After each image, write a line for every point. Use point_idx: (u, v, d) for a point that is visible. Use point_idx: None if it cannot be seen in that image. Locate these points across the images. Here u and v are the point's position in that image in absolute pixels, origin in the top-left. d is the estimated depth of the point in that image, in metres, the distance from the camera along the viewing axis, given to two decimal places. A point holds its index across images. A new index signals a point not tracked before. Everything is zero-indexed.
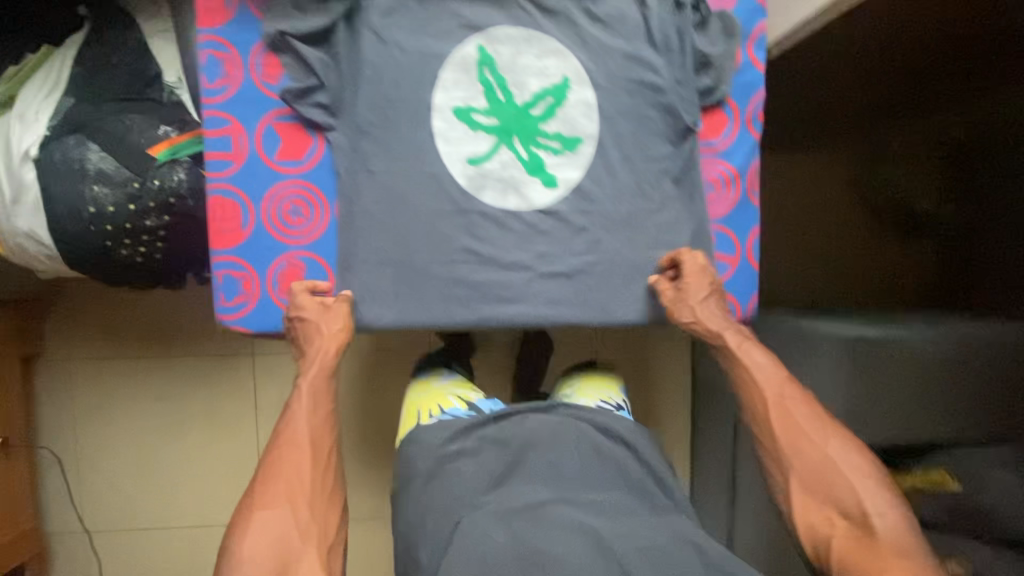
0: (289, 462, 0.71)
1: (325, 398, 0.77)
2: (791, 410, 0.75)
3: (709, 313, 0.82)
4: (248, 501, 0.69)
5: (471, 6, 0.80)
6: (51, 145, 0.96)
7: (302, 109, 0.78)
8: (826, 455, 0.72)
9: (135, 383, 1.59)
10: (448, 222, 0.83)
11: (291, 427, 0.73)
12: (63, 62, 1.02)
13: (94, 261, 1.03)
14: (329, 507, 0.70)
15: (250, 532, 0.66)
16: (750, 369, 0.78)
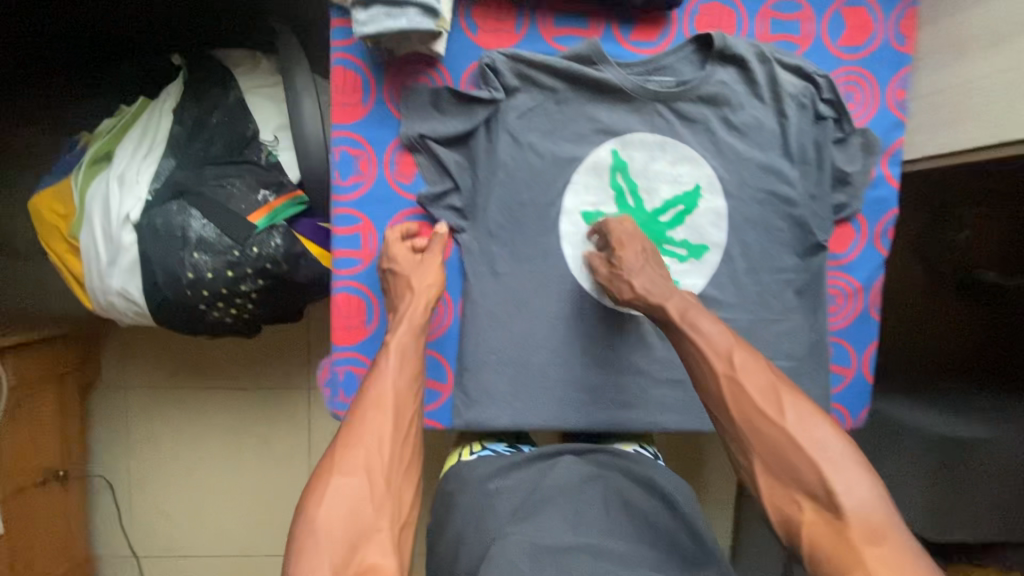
0: (372, 423, 0.62)
1: (412, 361, 0.70)
2: (743, 383, 0.63)
3: (654, 283, 0.73)
4: (323, 464, 0.59)
5: (608, 110, 0.78)
6: (153, 211, 0.94)
7: (436, 211, 0.78)
8: (775, 434, 0.59)
9: (189, 413, 1.45)
10: (568, 325, 0.82)
11: (376, 387, 0.65)
12: (160, 118, 1.00)
13: (186, 320, 1.03)
14: (408, 480, 0.61)
15: (327, 496, 0.56)
16: (697, 338, 0.67)
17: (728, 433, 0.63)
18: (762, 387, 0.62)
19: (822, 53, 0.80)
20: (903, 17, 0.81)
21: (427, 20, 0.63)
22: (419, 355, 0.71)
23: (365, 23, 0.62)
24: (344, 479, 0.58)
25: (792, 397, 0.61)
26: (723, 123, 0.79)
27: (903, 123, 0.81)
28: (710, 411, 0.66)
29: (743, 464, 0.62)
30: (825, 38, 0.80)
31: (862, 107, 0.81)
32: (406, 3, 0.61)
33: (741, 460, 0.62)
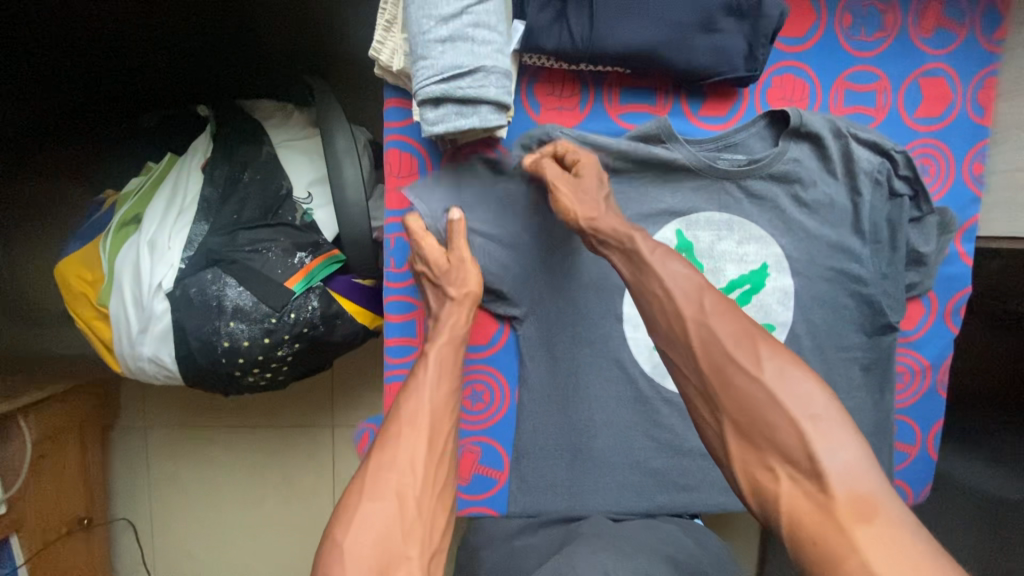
0: (407, 442, 0.58)
1: (451, 372, 0.66)
2: (713, 329, 0.56)
3: (608, 216, 0.66)
4: (353, 486, 0.56)
5: (674, 189, 0.74)
6: (187, 279, 0.90)
7: (491, 303, 0.75)
8: (743, 387, 0.52)
9: (218, 453, 1.37)
10: (629, 408, 0.78)
11: (414, 402, 0.61)
12: (190, 177, 0.95)
13: (219, 384, 0.98)
14: (440, 506, 0.58)
15: (356, 523, 0.53)
16: (666, 280, 0.60)
17: (696, 392, 0.56)
18: (734, 334, 0.55)
19: (896, 125, 0.77)
20: (982, 88, 0.77)
21: (499, 117, 0.59)
22: (457, 366, 0.66)
23: (435, 123, 0.58)
24: (373, 505, 0.54)
25: (768, 346, 0.54)
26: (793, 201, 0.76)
27: (980, 198, 0.78)
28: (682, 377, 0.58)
29: (711, 423, 0.55)
30: (901, 110, 0.76)
31: (937, 182, 0.78)
32: (479, 102, 0.57)
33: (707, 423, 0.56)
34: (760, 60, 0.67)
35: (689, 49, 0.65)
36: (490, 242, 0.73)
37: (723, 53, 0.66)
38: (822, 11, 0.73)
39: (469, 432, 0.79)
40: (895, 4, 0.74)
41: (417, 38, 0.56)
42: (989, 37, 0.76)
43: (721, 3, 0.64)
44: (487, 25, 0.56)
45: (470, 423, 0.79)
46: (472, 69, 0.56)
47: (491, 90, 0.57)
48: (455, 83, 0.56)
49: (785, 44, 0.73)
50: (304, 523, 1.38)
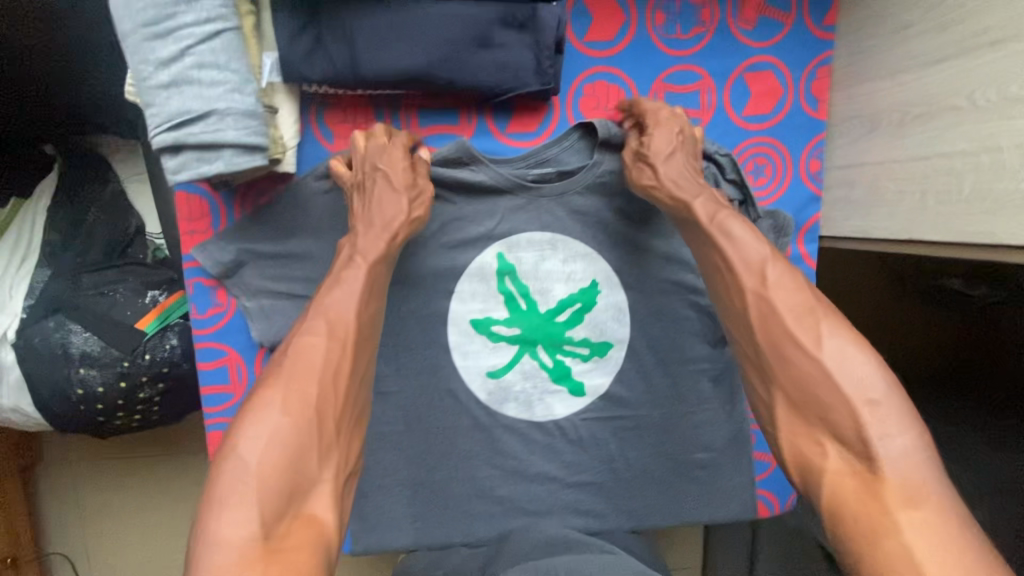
0: (325, 353, 0.52)
1: (380, 291, 0.59)
2: (773, 301, 0.55)
3: (676, 174, 0.64)
4: (254, 393, 0.50)
5: (489, 210, 0.71)
6: (29, 329, 0.87)
7: None
8: (798, 366, 0.52)
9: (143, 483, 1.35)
10: (468, 437, 0.76)
11: (335, 305, 0.55)
12: (33, 221, 0.92)
13: (86, 429, 0.96)
14: (354, 431, 0.54)
15: (258, 434, 0.47)
16: (729, 247, 0.59)
17: (751, 369, 0.56)
18: (790, 311, 0.54)
19: (724, 125, 0.73)
20: (816, 77, 0.72)
21: (249, 157, 0.56)
22: (380, 281, 0.59)
23: (177, 172, 0.54)
24: (284, 419, 0.48)
25: (833, 325, 0.52)
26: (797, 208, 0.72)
27: (819, 196, 0.74)
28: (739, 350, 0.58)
29: (765, 401, 0.55)
30: (728, 108, 0.72)
31: (773, 181, 0.74)
32: (219, 146, 0.54)
33: (761, 398, 0.55)
34: (550, 73, 0.63)
35: (468, 66, 0.61)
36: (295, 282, 0.69)
37: (508, 67, 0.62)
38: (630, 11, 0.69)
39: None
40: None
41: (141, 83, 0.52)
42: (819, 24, 0.71)
43: (494, 15, 0.60)
44: (214, 65, 0.53)
45: None
46: (201, 114, 0.52)
47: (229, 132, 0.54)
48: (186, 129, 0.53)
49: (593, 49, 0.69)
50: None
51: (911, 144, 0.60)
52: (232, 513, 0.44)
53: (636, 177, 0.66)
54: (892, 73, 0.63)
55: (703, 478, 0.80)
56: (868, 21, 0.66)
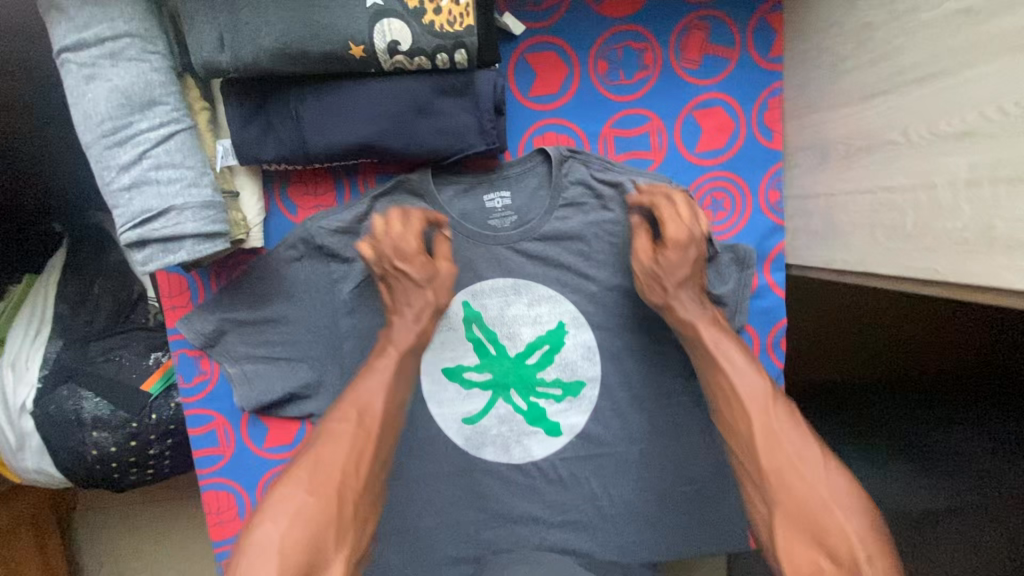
0: (352, 444, 0.59)
1: (402, 385, 0.65)
2: (769, 409, 0.59)
3: (685, 302, 0.67)
4: (283, 477, 0.57)
5: (451, 261, 0.73)
6: (45, 398, 0.94)
7: (281, 408, 0.74)
8: (774, 467, 0.56)
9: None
10: (450, 483, 0.78)
11: (366, 401, 0.62)
12: (44, 295, 0.99)
13: (105, 485, 1.02)
14: (370, 517, 0.59)
15: (285, 515, 0.54)
16: (729, 373, 0.62)
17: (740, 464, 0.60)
18: (780, 416, 0.58)
19: (678, 163, 0.74)
20: (767, 109, 0.72)
21: (210, 244, 0.60)
22: (406, 378, 0.66)
23: (145, 263, 0.59)
24: (309, 497, 0.56)
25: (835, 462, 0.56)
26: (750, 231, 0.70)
27: (781, 226, 0.74)
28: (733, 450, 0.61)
29: (760, 510, 0.57)
30: (680, 147, 0.73)
31: (733, 216, 0.74)
32: (181, 237, 0.58)
33: (749, 494, 0.59)
34: (493, 134, 0.65)
35: (413, 134, 0.64)
36: (274, 345, 0.73)
37: (451, 131, 0.64)
38: (573, 63, 0.71)
39: None
40: (653, 41, 0.71)
41: (105, 186, 0.57)
42: (766, 55, 0.71)
43: (431, 85, 0.62)
44: (170, 164, 0.57)
45: None
46: (161, 210, 0.56)
47: (188, 224, 0.58)
48: (150, 226, 0.57)
49: (538, 103, 0.71)
50: None
51: (857, 176, 0.60)
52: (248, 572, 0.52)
53: (649, 295, 0.68)
54: (836, 105, 0.62)
55: (691, 512, 0.79)
56: (811, 52, 0.66)
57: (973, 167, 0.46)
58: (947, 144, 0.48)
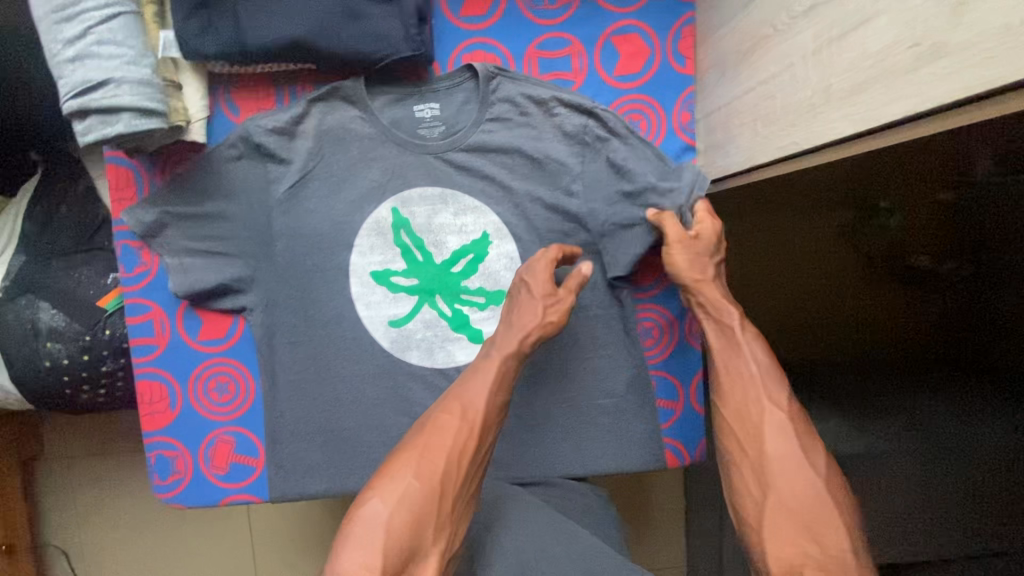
0: (459, 432, 0.64)
1: (505, 385, 0.70)
2: (789, 421, 0.61)
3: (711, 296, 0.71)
4: (399, 458, 0.63)
5: (381, 167, 0.78)
6: (5, 307, 0.98)
7: (215, 303, 0.78)
8: (776, 455, 0.60)
9: (130, 474, 1.49)
10: (374, 385, 0.80)
11: (471, 399, 0.67)
12: (15, 215, 1.05)
13: (58, 403, 1.06)
14: (466, 509, 0.64)
15: (395, 496, 0.61)
16: (751, 360, 0.66)
17: (728, 439, 0.63)
18: (786, 419, 0.62)
19: (598, 85, 0.79)
20: (681, 37, 0.78)
21: (147, 121, 0.65)
22: (512, 376, 0.71)
23: (84, 133, 0.64)
24: (415, 481, 0.61)
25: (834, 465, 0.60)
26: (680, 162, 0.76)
27: (692, 145, 0.79)
28: (728, 415, 0.64)
29: (752, 498, 0.60)
30: (599, 69, 0.78)
31: (649, 136, 0.79)
32: (118, 110, 0.63)
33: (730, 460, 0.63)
34: (418, 41, 0.71)
35: (344, 36, 0.70)
36: (211, 239, 0.77)
37: (379, 36, 0.70)
38: None
39: (221, 423, 0.81)
40: None
41: (53, 60, 0.62)
42: None
43: None
44: (112, 41, 0.63)
45: (220, 415, 0.81)
46: (100, 82, 0.62)
47: (125, 98, 0.63)
48: (89, 96, 0.62)
49: (467, 23, 0.77)
50: (219, 558, 1.48)
51: (744, 78, 0.65)
52: (355, 554, 0.58)
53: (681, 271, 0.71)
54: (729, 18, 0.68)
55: (608, 425, 0.81)
56: None
57: (816, 37, 0.51)
58: (798, 23, 0.53)
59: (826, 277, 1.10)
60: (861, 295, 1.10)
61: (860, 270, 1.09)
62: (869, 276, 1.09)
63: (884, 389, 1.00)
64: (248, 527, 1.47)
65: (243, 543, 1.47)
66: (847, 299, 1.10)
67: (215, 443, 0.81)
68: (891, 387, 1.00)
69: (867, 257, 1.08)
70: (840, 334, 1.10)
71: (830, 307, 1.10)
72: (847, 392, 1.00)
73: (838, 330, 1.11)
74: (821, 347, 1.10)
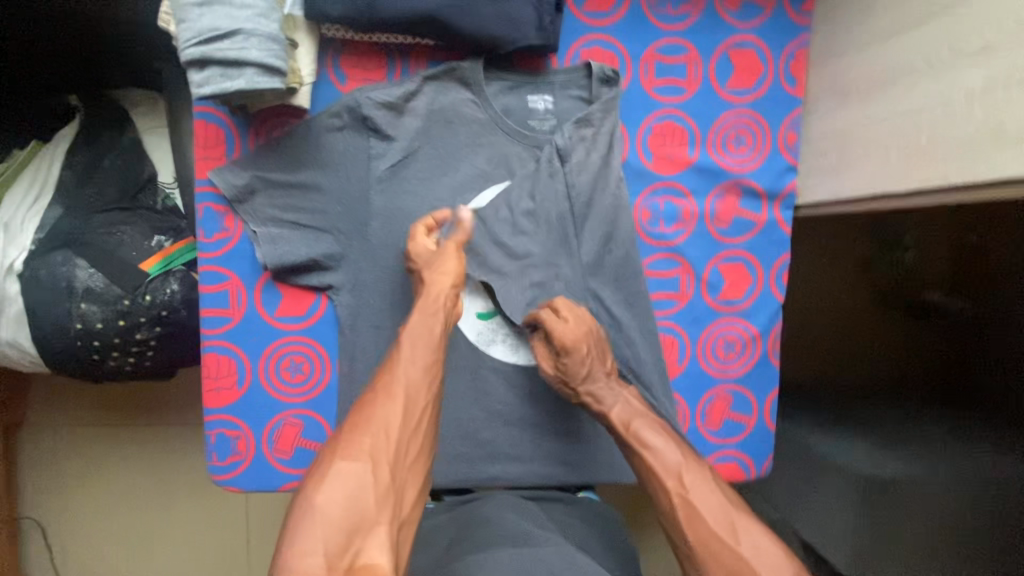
0: (382, 409, 0.58)
1: (428, 344, 0.64)
2: (695, 504, 0.60)
3: (599, 387, 0.71)
4: (330, 445, 0.57)
5: (487, 155, 0.75)
6: (37, 261, 0.91)
7: (300, 279, 0.74)
8: (707, 512, 0.59)
9: (121, 448, 1.40)
10: (456, 377, 0.78)
11: (391, 374, 0.61)
12: (51, 162, 0.97)
13: (80, 369, 0.98)
14: (410, 480, 0.57)
15: (329, 479, 0.53)
16: (649, 455, 0.65)
17: (656, 484, 0.63)
18: (705, 488, 0.61)
19: (710, 96, 0.78)
20: (794, 59, 0.79)
21: (269, 78, 0.61)
22: (440, 338, 0.65)
23: (201, 85, 0.59)
24: (343, 460, 0.54)
25: (748, 523, 0.58)
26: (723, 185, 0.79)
27: (795, 166, 0.80)
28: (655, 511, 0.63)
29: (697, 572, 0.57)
30: (712, 81, 0.78)
31: (754, 151, 0.79)
32: (243, 64, 0.59)
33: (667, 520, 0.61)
34: (549, 29, 0.69)
35: (476, 15, 0.67)
36: (302, 212, 0.73)
37: (512, 21, 0.68)
38: None
39: (290, 405, 0.76)
40: None
41: (177, 3, 0.58)
42: (797, 9, 0.78)
43: None
44: None
45: (290, 397, 0.76)
46: (229, 32, 0.58)
47: (253, 52, 0.59)
48: (214, 45, 0.58)
49: (590, 18, 0.76)
50: (213, 541, 1.41)
51: (879, 108, 0.66)
52: (298, 549, 0.49)
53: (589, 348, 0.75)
54: (862, 47, 0.69)
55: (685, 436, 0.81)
56: (840, 6, 0.74)
57: (989, 78, 0.53)
58: (965, 61, 0.55)
59: (842, 308, 1.16)
60: (878, 325, 1.16)
61: (875, 303, 1.16)
62: (882, 309, 1.16)
63: (910, 410, 1.04)
64: (246, 512, 1.41)
65: (239, 528, 1.41)
66: (863, 329, 1.16)
67: (281, 426, 0.77)
68: (915, 408, 1.04)
69: (880, 293, 1.16)
70: (863, 361, 1.16)
71: (847, 336, 1.16)
72: (876, 411, 1.05)
73: (855, 359, 1.16)
74: (842, 376, 1.15)
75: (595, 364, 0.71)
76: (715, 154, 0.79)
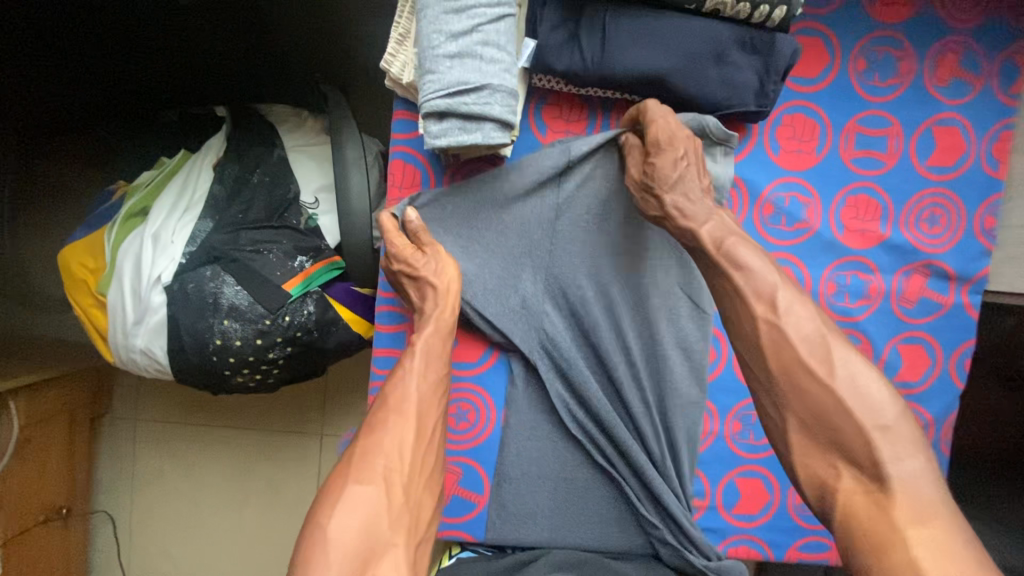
0: (394, 427, 0.61)
1: (438, 361, 0.67)
2: (785, 331, 0.56)
3: (685, 203, 0.64)
4: (340, 467, 0.57)
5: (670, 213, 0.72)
6: (186, 274, 0.89)
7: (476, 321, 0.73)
8: (796, 335, 0.55)
9: (198, 446, 1.31)
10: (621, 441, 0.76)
11: (401, 390, 0.63)
12: (200, 173, 0.97)
13: (207, 382, 0.96)
14: (423, 500, 0.59)
15: (341, 506, 0.53)
16: (739, 276, 0.59)
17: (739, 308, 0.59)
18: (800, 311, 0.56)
19: (908, 172, 0.75)
20: (998, 140, 0.75)
21: (502, 134, 0.59)
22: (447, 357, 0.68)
23: (438, 137, 0.58)
24: (355, 486, 0.55)
25: (842, 351, 0.55)
26: (827, 270, 0.76)
27: (990, 251, 0.76)
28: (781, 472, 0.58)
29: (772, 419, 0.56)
30: (912, 156, 0.75)
31: (947, 232, 0.76)
32: (483, 118, 0.57)
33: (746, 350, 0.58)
34: (770, 96, 0.66)
35: (699, 78, 0.65)
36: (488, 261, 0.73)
37: (735, 86, 0.66)
38: (835, 54, 0.74)
39: (452, 451, 0.76)
40: (910, 52, 0.74)
41: (426, 53, 0.57)
42: (1006, 90, 0.75)
43: (737, 36, 0.64)
44: (495, 44, 0.57)
45: (453, 442, 0.76)
46: (478, 86, 0.56)
47: (495, 107, 0.57)
48: (460, 99, 0.56)
49: (797, 84, 0.74)
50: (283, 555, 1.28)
51: None
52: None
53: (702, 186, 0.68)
54: None
55: None
56: None
57: None
58: None
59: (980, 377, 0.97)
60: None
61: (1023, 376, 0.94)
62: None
63: None
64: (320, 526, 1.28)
65: None
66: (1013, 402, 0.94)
67: None
68: None
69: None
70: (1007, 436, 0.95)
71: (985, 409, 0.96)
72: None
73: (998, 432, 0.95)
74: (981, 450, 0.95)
75: (688, 174, 0.65)
76: (907, 232, 0.76)
